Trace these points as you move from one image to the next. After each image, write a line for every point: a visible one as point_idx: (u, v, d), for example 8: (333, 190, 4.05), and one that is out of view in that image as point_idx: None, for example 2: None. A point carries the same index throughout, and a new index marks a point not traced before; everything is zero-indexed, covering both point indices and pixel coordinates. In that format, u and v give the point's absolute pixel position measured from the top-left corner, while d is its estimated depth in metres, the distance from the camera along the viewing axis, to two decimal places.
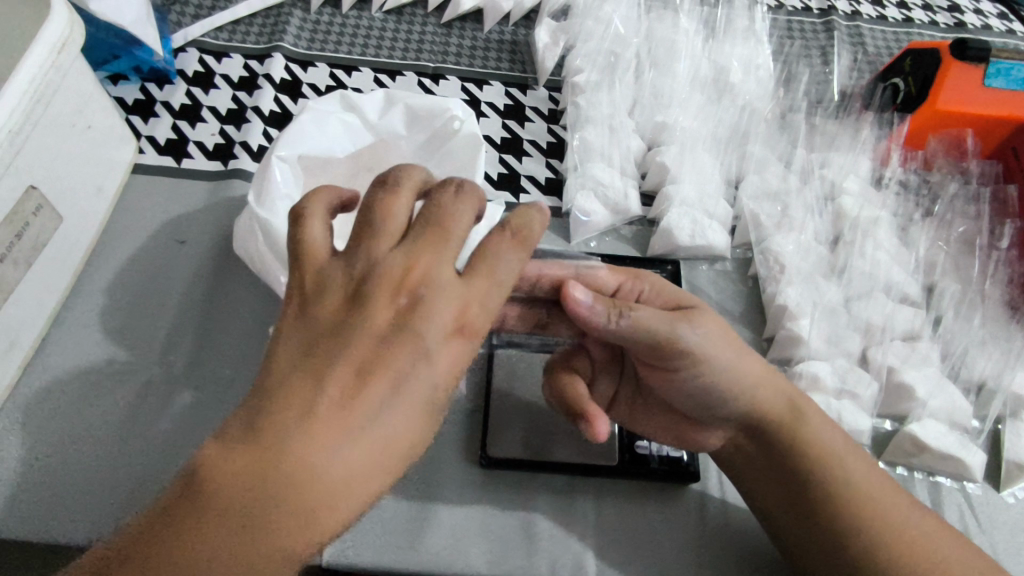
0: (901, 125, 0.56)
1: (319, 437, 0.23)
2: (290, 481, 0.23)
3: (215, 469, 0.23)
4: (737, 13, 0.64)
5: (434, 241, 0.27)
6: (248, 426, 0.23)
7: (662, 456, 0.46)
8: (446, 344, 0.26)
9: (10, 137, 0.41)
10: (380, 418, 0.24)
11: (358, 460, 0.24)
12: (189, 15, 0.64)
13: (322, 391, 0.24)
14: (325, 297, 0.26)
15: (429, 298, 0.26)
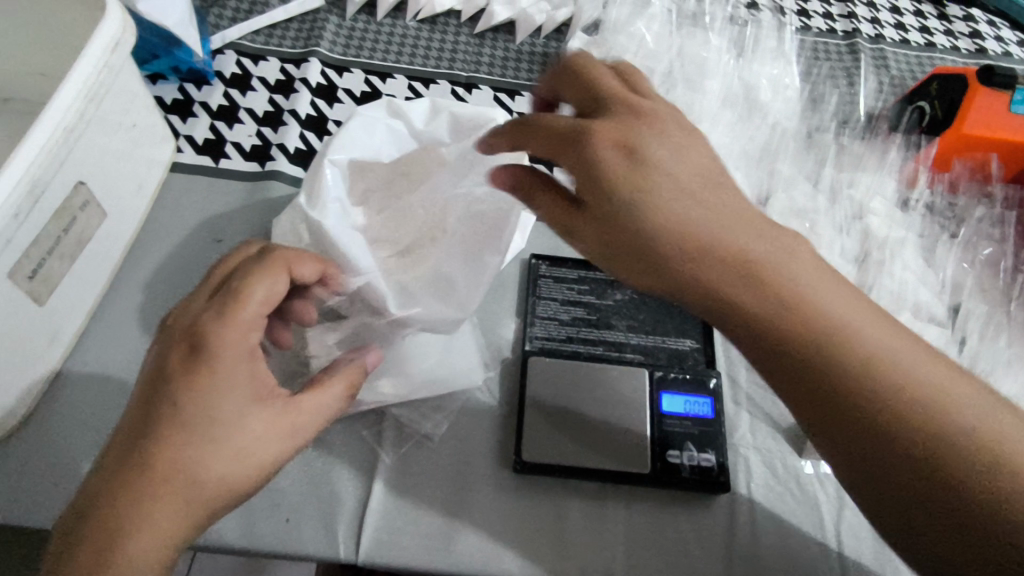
0: (930, 146, 0.57)
1: (138, 508, 0.32)
2: (118, 537, 0.32)
3: (83, 530, 0.32)
4: (765, 33, 0.65)
5: (205, 362, 0.35)
6: (104, 498, 0.32)
7: (694, 466, 0.46)
8: (197, 432, 0.34)
9: (66, 134, 0.41)
10: (156, 447, 0.33)
11: (188, 473, 0.34)
12: (227, 19, 0.65)
13: (159, 426, 0.34)
14: (181, 354, 0.36)
15: (200, 402, 0.35)
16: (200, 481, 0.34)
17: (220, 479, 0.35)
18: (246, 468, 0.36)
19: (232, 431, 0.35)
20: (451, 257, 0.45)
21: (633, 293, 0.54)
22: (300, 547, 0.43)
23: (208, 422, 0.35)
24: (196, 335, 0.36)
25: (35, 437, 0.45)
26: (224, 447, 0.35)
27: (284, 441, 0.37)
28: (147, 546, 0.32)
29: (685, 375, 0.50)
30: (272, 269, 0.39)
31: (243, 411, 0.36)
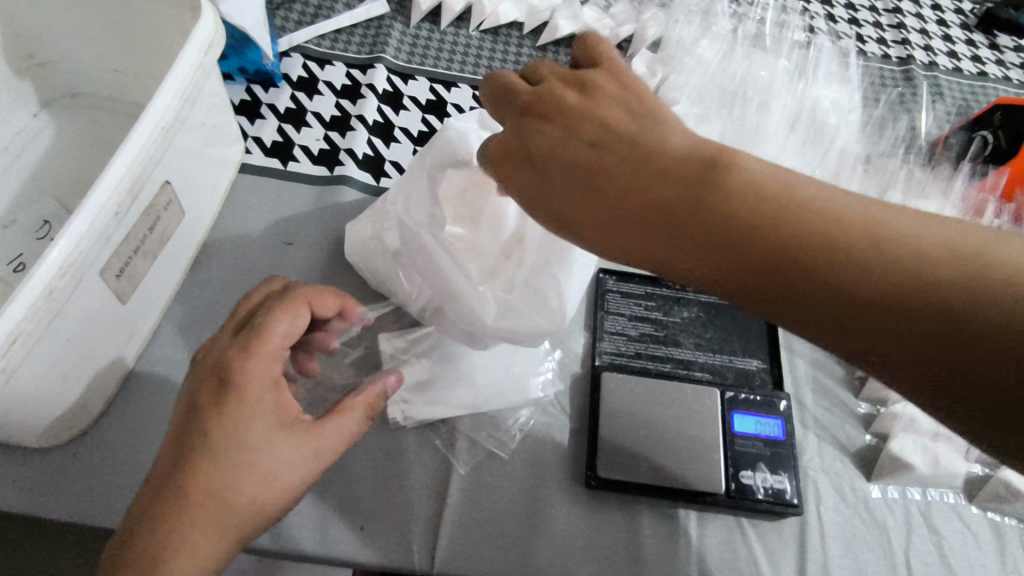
0: (997, 176, 0.57)
1: (178, 535, 0.32)
2: (159, 563, 0.32)
3: (125, 559, 0.32)
4: (826, 58, 0.66)
5: (233, 394, 0.35)
6: (145, 527, 0.33)
7: (767, 488, 0.46)
8: (227, 459, 0.34)
9: (164, 133, 0.42)
10: (188, 472, 0.33)
11: (217, 498, 0.34)
12: (294, 22, 0.66)
13: (185, 453, 0.34)
14: (206, 384, 0.36)
15: (229, 431, 0.35)
16: (233, 504, 0.34)
17: (250, 502, 0.35)
18: (273, 491, 0.35)
19: (258, 458, 0.35)
20: (543, 272, 0.44)
21: (700, 311, 0.54)
22: (375, 555, 0.43)
23: (237, 450, 0.35)
24: (224, 368, 0.36)
25: (110, 435, 0.45)
26: (253, 473, 0.35)
27: (309, 462, 0.37)
28: (188, 568, 0.32)
29: (755, 396, 0.50)
30: (292, 304, 0.39)
31: (271, 436, 0.36)
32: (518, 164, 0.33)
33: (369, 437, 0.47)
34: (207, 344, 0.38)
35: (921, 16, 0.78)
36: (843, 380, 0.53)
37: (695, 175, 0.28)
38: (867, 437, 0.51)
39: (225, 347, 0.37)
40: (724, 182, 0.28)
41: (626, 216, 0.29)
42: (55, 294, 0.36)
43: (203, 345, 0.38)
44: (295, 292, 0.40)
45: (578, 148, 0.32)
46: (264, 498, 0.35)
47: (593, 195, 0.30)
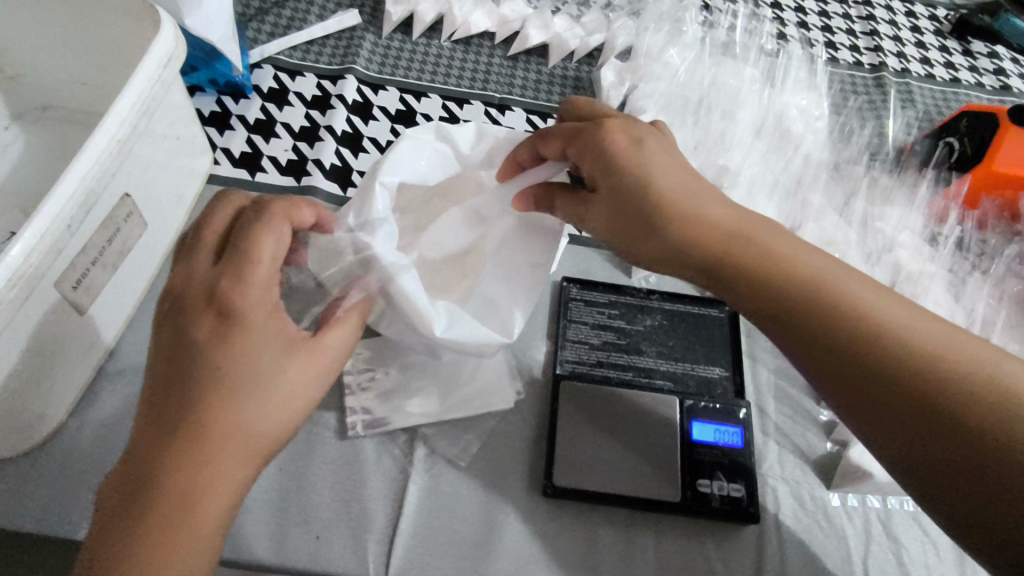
0: (960, 183, 0.57)
1: (208, 467, 0.33)
2: (194, 492, 0.33)
3: (151, 497, 0.32)
4: (796, 65, 0.66)
5: (238, 326, 0.36)
6: (164, 464, 0.33)
7: (724, 496, 0.46)
8: (243, 388, 0.35)
9: (120, 146, 0.42)
10: (203, 407, 0.34)
11: (236, 428, 0.35)
12: (266, 34, 0.67)
13: (195, 389, 0.34)
14: (203, 320, 0.36)
15: (241, 362, 0.35)
16: (255, 432, 0.35)
17: (273, 425, 0.36)
18: (291, 413, 0.37)
19: (277, 384, 0.37)
20: (496, 281, 0.47)
21: (663, 320, 0.54)
22: (329, 565, 0.43)
23: (252, 378, 0.35)
24: (221, 302, 0.36)
25: (69, 445, 0.45)
26: (271, 399, 0.36)
27: (318, 380, 0.39)
28: (220, 493, 0.34)
29: (715, 404, 0.50)
30: (274, 223, 0.38)
31: (282, 359, 0.37)
32: (634, 146, 0.41)
33: (328, 445, 0.47)
34: (188, 272, 0.37)
35: (895, 23, 0.78)
36: (806, 388, 0.54)
37: (780, 235, 0.40)
38: (827, 445, 0.51)
39: (214, 277, 0.37)
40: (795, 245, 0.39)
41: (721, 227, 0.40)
42: (5, 305, 0.36)
43: (183, 272, 0.37)
44: (272, 210, 0.39)
45: (690, 182, 0.41)
46: (285, 421, 0.37)
47: (700, 207, 0.40)
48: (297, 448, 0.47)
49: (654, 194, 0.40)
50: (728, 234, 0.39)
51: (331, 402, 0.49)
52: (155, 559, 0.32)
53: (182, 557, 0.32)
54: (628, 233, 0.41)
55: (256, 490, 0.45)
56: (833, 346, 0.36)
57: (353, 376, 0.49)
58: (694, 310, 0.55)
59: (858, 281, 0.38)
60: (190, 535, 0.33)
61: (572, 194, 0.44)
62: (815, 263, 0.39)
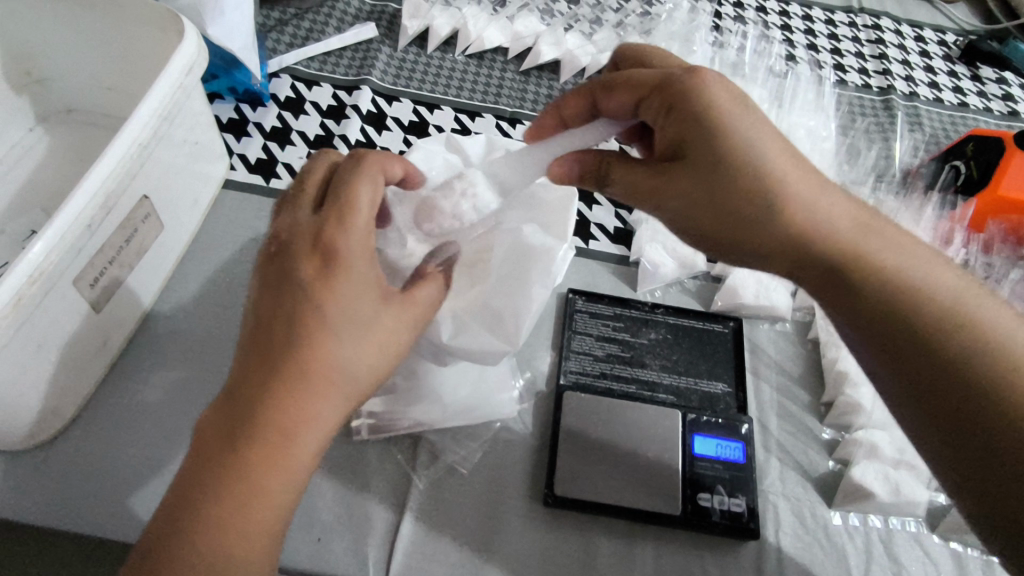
0: (965, 207, 0.58)
1: (301, 407, 0.33)
2: (288, 431, 0.33)
3: (249, 430, 0.33)
4: (804, 86, 0.67)
5: (339, 270, 0.35)
6: (258, 400, 0.33)
7: (724, 510, 0.46)
8: (341, 330, 0.35)
9: (140, 149, 0.43)
10: (300, 346, 0.34)
11: (330, 370, 0.34)
12: (285, 45, 0.68)
13: (293, 328, 0.34)
14: (305, 262, 0.35)
15: (338, 303, 0.35)
16: (350, 375, 0.35)
17: (368, 370, 0.36)
18: (384, 360, 0.37)
19: (374, 330, 0.36)
20: (500, 293, 0.47)
21: (667, 334, 0.54)
22: (330, 568, 0.43)
23: (347, 321, 0.35)
24: (325, 243, 0.35)
25: (79, 440, 0.46)
26: (366, 344, 0.35)
27: (409, 329, 0.38)
28: (309, 434, 0.34)
29: (717, 419, 0.50)
30: (368, 174, 0.38)
31: (377, 302, 0.36)
32: (738, 108, 0.37)
33: (333, 448, 0.48)
34: (293, 219, 0.38)
35: (904, 47, 0.79)
36: (808, 406, 0.54)
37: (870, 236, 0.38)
38: (829, 463, 0.51)
39: (318, 223, 0.36)
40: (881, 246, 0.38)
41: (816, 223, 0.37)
42: (24, 302, 0.37)
43: (289, 220, 0.37)
44: (365, 161, 0.39)
45: (789, 162, 0.37)
46: (377, 368, 0.36)
47: (815, 201, 0.37)
48: None
49: (766, 176, 0.37)
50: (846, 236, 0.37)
51: None
52: (246, 490, 0.33)
53: (271, 492, 0.33)
54: (714, 220, 0.38)
55: None
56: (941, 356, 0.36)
57: None
58: (698, 325, 0.55)
59: (968, 291, 0.37)
60: (279, 472, 0.33)
61: (636, 168, 0.41)
62: (922, 266, 0.38)
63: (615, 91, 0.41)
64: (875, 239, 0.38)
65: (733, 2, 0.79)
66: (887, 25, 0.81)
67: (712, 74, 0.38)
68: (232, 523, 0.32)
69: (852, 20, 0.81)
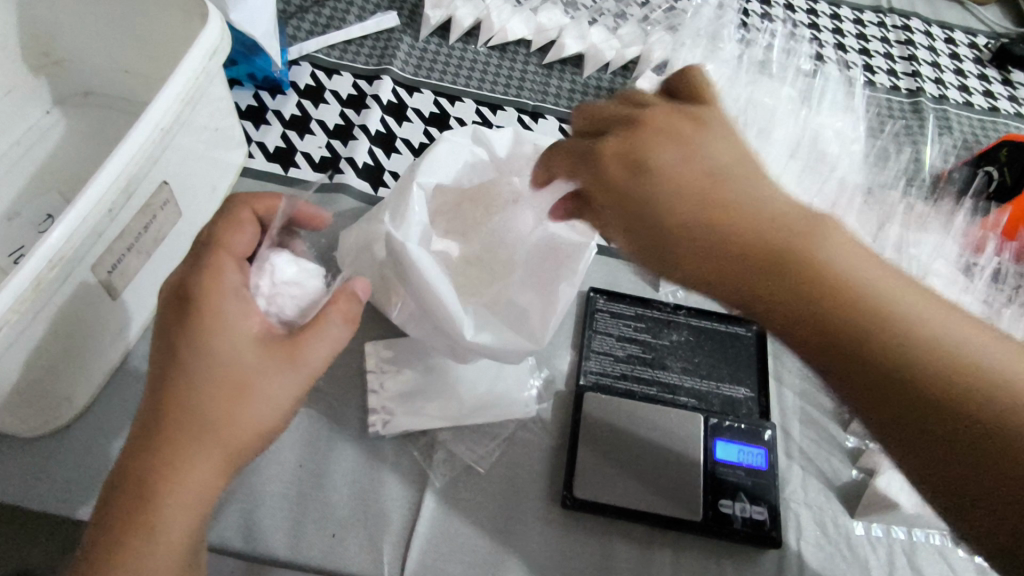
0: (999, 213, 0.57)
1: (160, 458, 0.33)
2: (154, 488, 0.32)
3: (118, 487, 0.33)
4: (832, 86, 0.65)
5: (191, 313, 0.35)
6: (129, 456, 0.33)
7: (745, 518, 0.45)
8: (198, 376, 0.34)
9: (162, 134, 0.43)
10: (164, 396, 0.34)
11: (193, 420, 0.34)
12: (306, 32, 0.67)
13: (160, 380, 0.34)
14: (169, 312, 0.36)
15: (199, 349, 0.34)
16: (216, 424, 0.34)
17: (239, 416, 0.35)
18: (258, 406, 0.35)
19: (242, 379, 0.35)
20: (525, 288, 0.47)
21: (689, 336, 0.53)
22: (344, 564, 0.43)
23: (202, 365, 0.34)
24: (181, 289, 0.36)
25: (94, 428, 0.46)
26: (231, 391, 0.34)
27: (290, 371, 0.36)
28: (181, 488, 0.33)
29: (739, 424, 0.49)
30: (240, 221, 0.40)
31: (237, 341, 0.35)
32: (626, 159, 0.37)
33: (348, 443, 0.47)
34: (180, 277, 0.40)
35: (933, 49, 0.77)
36: (832, 413, 0.53)
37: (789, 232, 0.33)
38: (853, 472, 0.50)
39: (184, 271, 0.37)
40: (817, 247, 0.32)
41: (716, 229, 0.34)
42: (40, 288, 0.37)
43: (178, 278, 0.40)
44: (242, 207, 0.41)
45: (697, 168, 0.35)
46: (255, 413, 0.35)
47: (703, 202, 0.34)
48: (315, 446, 0.47)
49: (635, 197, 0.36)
50: (750, 216, 0.33)
51: (353, 400, 0.49)
52: (118, 552, 0.32)
53: (142, 553, 0.32)
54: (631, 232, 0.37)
55: (275, 485, 0.45)
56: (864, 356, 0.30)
57: (375, 375, 0.49)
58: (721, 328, 0.54)
59: (931, 307, 0.31)
60: (145, 533, 0.32)
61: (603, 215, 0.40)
62: (847, 257, 0.32)
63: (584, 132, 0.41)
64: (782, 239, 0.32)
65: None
66: (917, 26, 0.79)
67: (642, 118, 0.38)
68: None
69: (881, 20, 0.79)
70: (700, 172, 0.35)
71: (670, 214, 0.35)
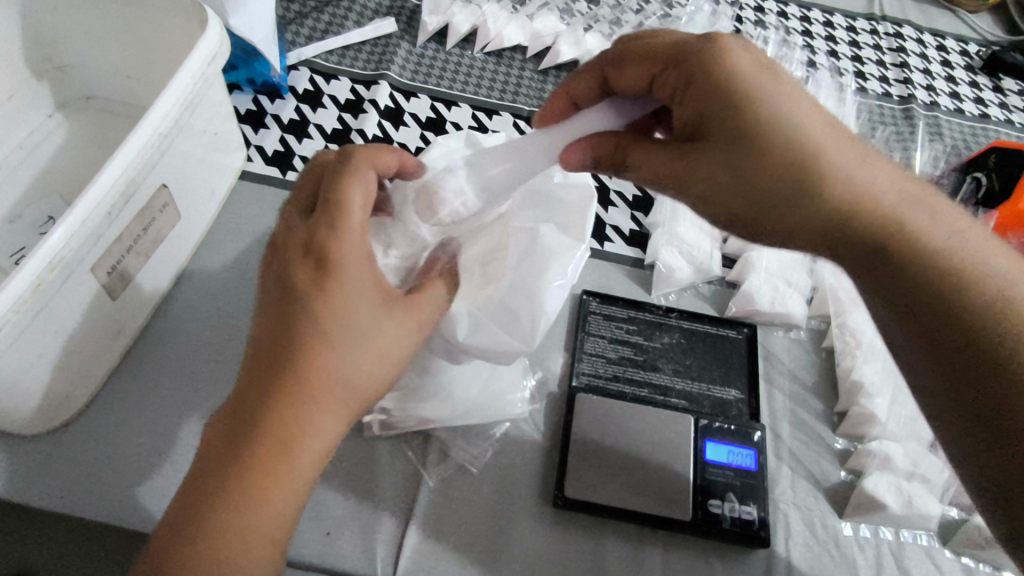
0: (987, 219, 0.57)
1: (302, 418, 0.34)
2: (291, 443, 0.34)
3: (254, 440, 0.34)
4: (825, 93, 0.66)
5: (333, 278, 0.35)
6: (261, 412, 0.34)
7: (734, 518, 0.46)
8: (341, 340, 0.35)
9: (162, 138, 0.44)
10: (304, 358, 0.34)
11: (331, 380, 0.35)
12: (304, 37, 0.68)
13: (296, 341, 0.34)
14: (301, 276, 0.35)
15: (337, 315, 0.35)
16: (350, 384, 0.36)
17: (369, 376, 0.36)
18: (386, 366, 0.37)
19: (378, 343, 0.37)
20: (519, 287, 0.47)
21: (681, 338, 0.54)
22: (339, 562, 0.43)
23: (344, 331, 0.35)
24: (318, 252, 0.36)
25: (92, 426, 0.46)
26: (368, 352, 0.36)
27: (413, 332, 0.39)
28: (316, 443, 0.35)
29: (729, 425, 0.50)
30: (361, 175, 0.38)
31: (370, 310, 0.36)
32: (763, 71, 0.38)
33: (345, 442, 0.48)
34: (289, 227, 0.38)
35: (925, 55, 0.78)
36: (821, 415, 0.53)
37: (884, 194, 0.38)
38: (841, 473, 0.51)
39: (311, 234, 0.36)
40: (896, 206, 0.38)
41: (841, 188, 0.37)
42: (42, 287, 0.37)
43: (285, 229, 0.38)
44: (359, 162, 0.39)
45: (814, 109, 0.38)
46: (380, 373, 0.37)
47: (848, 157, 0.38)
48: None
49: (793, 147, 0.37)
50: (851, 176, 0.37)
51: None
52: (249, 501, 0.33)
53: (273, 501, 0.34)
54: (746, 180, 0.38)
55: None
56: (944, 314, 0.37)
57: None
58: (713, 331, 0.55)
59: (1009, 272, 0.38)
60: (281, 483, 0.34)
61: (655, 150, 0.39)
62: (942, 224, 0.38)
63: (626, 66, 0.41)
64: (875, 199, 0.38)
65: (754, 6, 0.78)
66: (910, 33, 0.80)
67: (725, 40, 0.38)
68: (226, 537, 0.33)
69: (874, 27, 0.80)
70: (814, 121, 0.38)
71: (806, 149, 0.37)
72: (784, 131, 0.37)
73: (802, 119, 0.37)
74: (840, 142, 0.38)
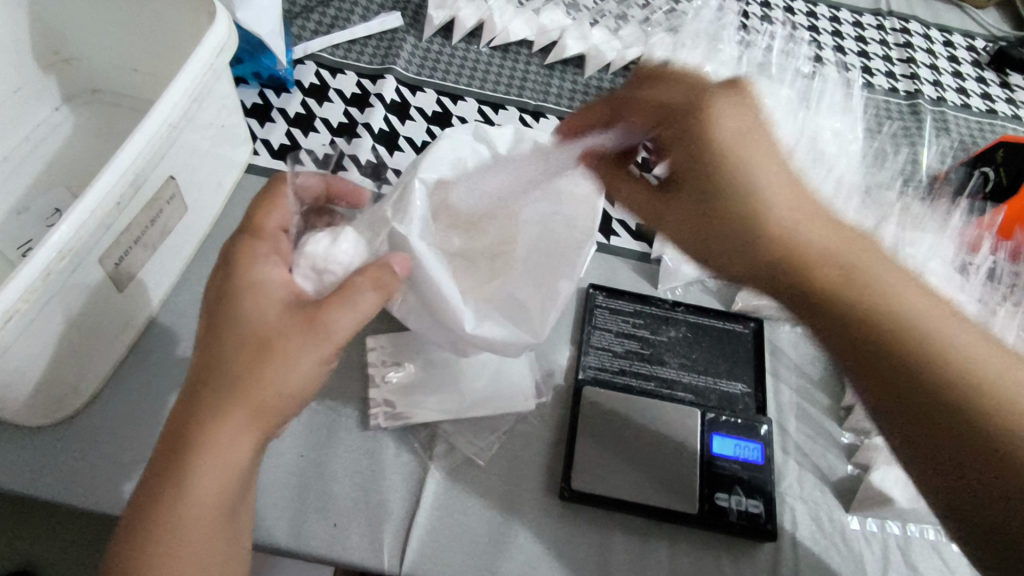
0: (995, 213, 0.57)
1: (193, 414, 0.35)
2: (183, 439, 0.35)
3: (161, 438, 0.35)
4: (832, 87, 0.66)
5: (229, 278, 0.38)
6: (170, 414, 0.36)
7: (742, 511, 0.46)
8: (224, 334, 0.36)
9: (170, 130, 0.43)
10: (201, 354, 0.36)
11: (219, 372, 0.36)
12: (310, 32, 0.68)
13: (201, 341, 0.37)
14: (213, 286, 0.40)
15: (228, 311, 0.37)
16: (237, 376, 0.35)
17: (260, 368, 0.36)
18: (281, 362, 0.36)
19: (266, 337, 0.36)
20: (523, 283, 0.47)
21: (687, 332, 0.54)
22: (345, 553, 0.43)
23: (232, 322, 0.37)
24: (224, 260, 0.40)
25: (99, 418, 0.46)
26: (256, 343, 0.36)
27: (310, 328, 0.37)
28: (212, 437, 0.35)
29: (736, 419, 0.50)
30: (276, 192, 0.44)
31: (270, 304, 0.37)
32: (746, 135, 0.38)
33: (351, 434, 0.48)
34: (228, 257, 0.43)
35: (932, 50, 0.78)
36: (828, 410, 0.53)
37: (835, 252, 0.36)
38: (848, 467, 0.51)
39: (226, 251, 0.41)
40: (855, 263, 0.36)
41: (792, 246, 0.37)
42: (51, 278, 0.38)
43: None
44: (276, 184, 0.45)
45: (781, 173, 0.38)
46: (275, 368, 0.36)
47: (799, 228, 0.37)
48: (317, 439, 0.47)
49: (751, 202, 0.38)
50: (792, 229, 0.37)
51: (355, 394, 0.49)
52: (155, 498, 0.34)
53: (174, 498, 0.34)
54: (717, 247, 0.40)
55: (275, 476, 0.45)
56: (905, 372, 0.33)
57: (377, 369, 0.50)
58: (720, 325, 0.55)
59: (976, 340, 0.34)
60: (184, 478, 0.34)
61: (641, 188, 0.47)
62: (889, 275, 0.36)
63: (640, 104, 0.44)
64: (843, 255, 0.36)
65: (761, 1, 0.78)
66: (917, 28, 0.80)
67: (712, 109, 0.39)
68: (138, 538, 0.34)
69: (881, 23, 0.80)
70: (778, 179, 0.38)
71: (762, 215, 0.37)
72: (745, 196, 0.38)
73: (767, 180, 0.38)
74: (763, 204, 0.38)
